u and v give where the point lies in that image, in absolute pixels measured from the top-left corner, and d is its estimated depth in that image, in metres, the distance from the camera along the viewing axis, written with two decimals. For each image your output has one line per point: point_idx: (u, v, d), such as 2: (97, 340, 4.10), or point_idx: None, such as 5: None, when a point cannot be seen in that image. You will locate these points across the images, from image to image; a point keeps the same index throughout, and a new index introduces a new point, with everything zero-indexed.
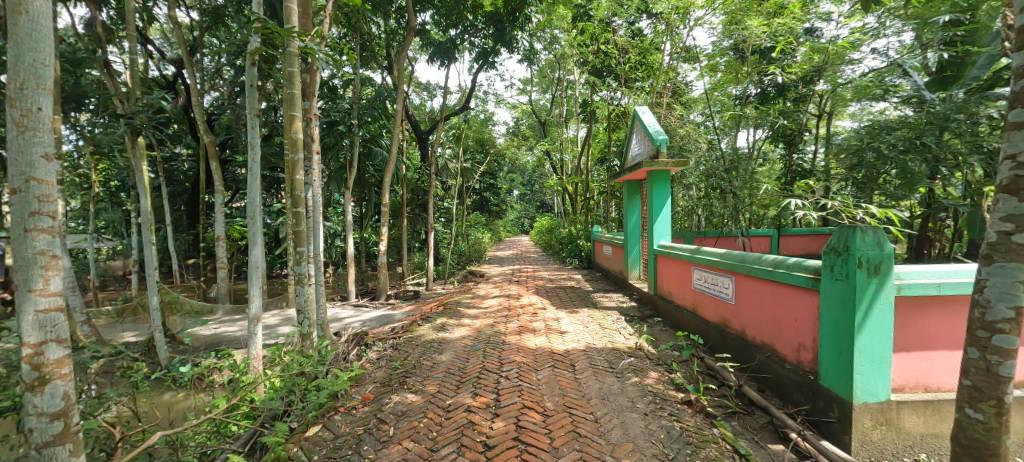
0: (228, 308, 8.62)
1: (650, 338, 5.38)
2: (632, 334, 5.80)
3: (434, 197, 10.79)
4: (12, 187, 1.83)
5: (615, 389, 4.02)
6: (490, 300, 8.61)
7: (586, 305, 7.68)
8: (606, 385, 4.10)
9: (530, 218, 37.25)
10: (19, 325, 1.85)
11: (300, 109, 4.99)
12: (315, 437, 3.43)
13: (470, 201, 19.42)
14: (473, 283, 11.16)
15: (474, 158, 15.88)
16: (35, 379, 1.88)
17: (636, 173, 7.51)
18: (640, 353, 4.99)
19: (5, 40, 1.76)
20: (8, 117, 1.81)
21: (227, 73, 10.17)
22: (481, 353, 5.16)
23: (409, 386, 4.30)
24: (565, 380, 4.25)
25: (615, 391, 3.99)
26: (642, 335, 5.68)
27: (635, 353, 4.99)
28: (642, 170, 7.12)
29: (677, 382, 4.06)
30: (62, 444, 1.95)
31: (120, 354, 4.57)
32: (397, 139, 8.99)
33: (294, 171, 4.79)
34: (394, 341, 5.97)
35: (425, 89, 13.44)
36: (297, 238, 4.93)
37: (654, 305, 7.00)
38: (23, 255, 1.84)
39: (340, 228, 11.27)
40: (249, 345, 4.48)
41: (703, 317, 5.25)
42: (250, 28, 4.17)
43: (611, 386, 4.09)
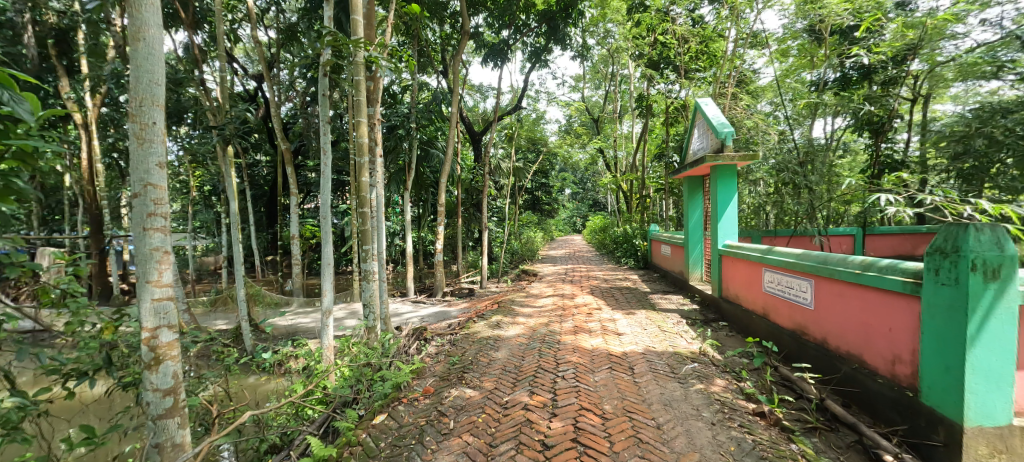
0: (302, 300, 9.33)
1: (716, 343, 5.10)
2: (695, 338, 5.53)
3: (488, 196, 10.95)
4: (133, 191, 2.10)
5: (678, 395, 3.86)
6: (545, 299, 8.59)
7: (644, 307, 7.42)
8: (668, 391, 3.94)
9: (582, 217, 36.72)
10: (139, 311, 2.12)
11: (366, 115, 5.23)
12: (382, 425, 3.61)
13: (523, 200, 19.50)
14: (527, 282, 11.20)
15: (526, 157, 15.90)
16: (152, 359, 2.15)
17: (699, 168, 7.13)
18: (705, 359, 4.74)
19: (127, 65, 2.04)
20: (130, 131, 2.07)
21: (300, 85, 11.00)
22: (536, 352, 5.15)
23: (467, 381, 4.40)
24: (624, 383, 4.14)
25: (678, 397, 3.82)
26: (706, 339, 5.39)
27: (699, 358, 4.75)
28: (705, 166, 6.76)
29: (747, 392, 3.82)
30: (172, 417, 2.22)
31: (214, 341, 5.09)
32: (452, 140, 9.22)
33: (360, 174, 5.06)
34: (451, 337, 6.15)
35: (478, 90, 13.67)
36: (363, 236, 5.20)
37: (719, 308, 6.62)
38: (141, 251, 2.12)
39: (399, 228, 11.79)
40: (322, 336, 4.80)
41: (777, 323, 4.88)
42: (322, 41, 4.47)
43: (673, 392, 3.93)
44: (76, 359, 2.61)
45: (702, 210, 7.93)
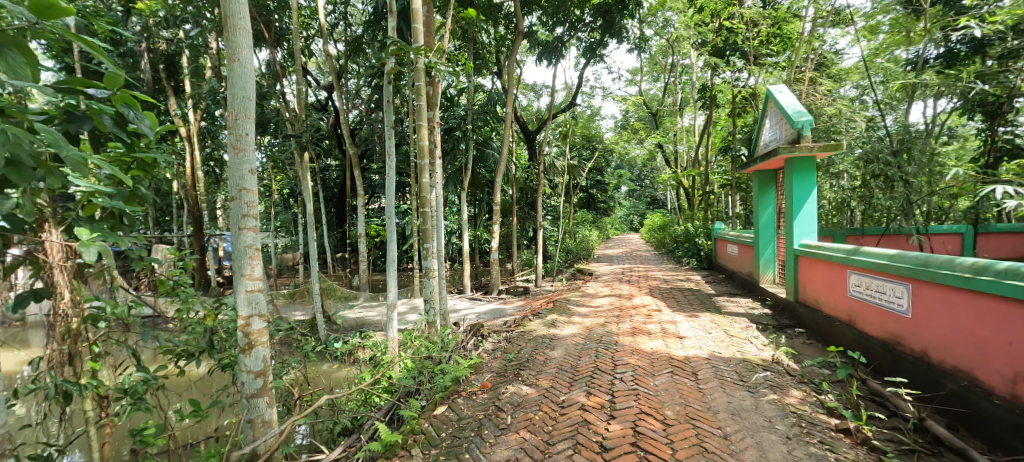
0: (367, 295, 9.92)
1: (791, 351, 4.76)
2: (766, 344, 5.19)
3: (542, 195, 10.95)
4: (231, 196, 2.37)
5: (748, 405, 3.65)
6: (602, 299, 8.46)
7: (709, 310, 7.07)
8: (737, 400, 3.74)
9: (640, 215, 35.58)
10: (236, 301, 2.39)
11: (426, 119, 5.43)
12: (443, 416, 3.77)
13: (578, 199, 19.29)
14: (583, 281, 11.08)
15: (582, 155, 15.68)
16: (246, 344, 2.41)
17: (771, 161, 6.66)
18: (778, 367, 4.44)
19: (225, 84, 2.30)
20: (228, 142, 2.34)
21: (365, 93, 11.67)
22: (593, 353, 5.11)
23: (524, 378, 4.46)
24: (687, 389, 3.99)
25: (749, 407, 3.61)
26: (780, 346, 5.05)
27: (772, 366, 4.46)
28: (779, 158, 6.30)
29: (829, 406, 3.52)
30: (262, 396, 2.49)
31: (293, 330, 5.56)
32: (507, 140, 9.32)
33: (422, 176, 5.28)
34: (507, 334, 6.25)
35: (533, 89, 13.69)
36: (424, 235, 5.43)
37: (794, 313, 6.17)
38: (237, 248, 2.38)
39: (456, 227, 12.16)
40: (387, 329, 5.09)
41: (864, 331, 4.47)
42: (387, 51, 4.72)
43: (742, 401, 3.72)
44: (186, 343, 2.99)
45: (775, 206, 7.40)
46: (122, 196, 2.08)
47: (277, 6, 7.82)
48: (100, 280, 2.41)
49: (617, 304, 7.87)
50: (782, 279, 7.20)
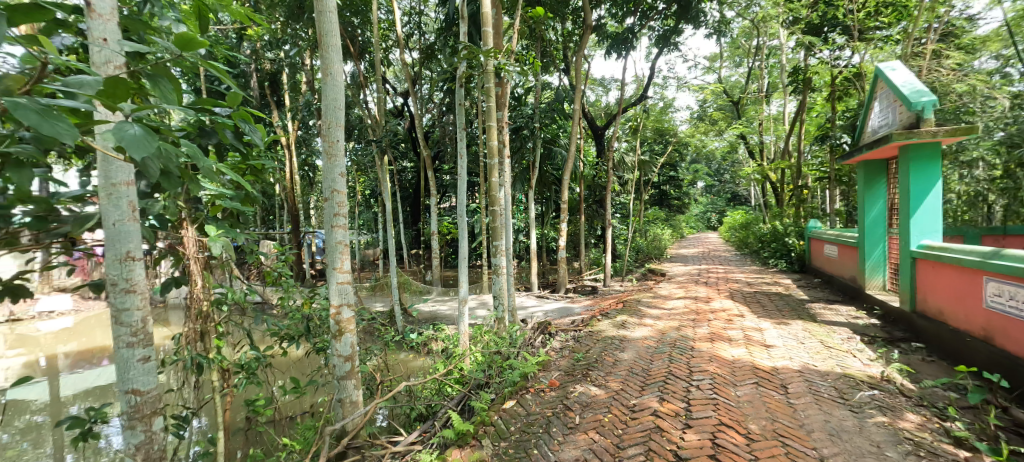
0: (440, 290, 10.40)
1: (906, 369, 4.21)
2: (872, 360, 4.65)
3: (612, 192, 10.68)
4: (325, 197, 2.64)
5: (849, 426, 3.30)
6: (676, 301, 8.11)
7: (801, 317, 6.47)
8: (835, 420, 3.41)
9: (719, 212, 33.24)
10: (329, 292, 2.66)
11: (496, 120, 5.53)
12: (511, 410, 3.87)
13: (649, 196, 18.54)
14: (655, 282, 10.66)
15: (654, 149, 15.03)
16: (337, 330, 2.68)
17: (882, 150, 5.92)
18: (888, 387, 3.96)
19: (321, 97, 2.56)
20: (323, 150, 2.61)
21: (438, 96, 12.18)
22: (666, 357, 4.93)
23: (593, 379, 4.43)
24: (775, 403, 3.70)
25: (851, 429, 3.27)
26: (890, 362, 4.49)
27: (881, 385, 3.99)
28: (892, 146, 5.58)
29: (955, 435, 3.07)
30: (350, 379, 2.75)
31: (374, 320, 6.02)
32: (575, 136, 9.21)
33: (492, 175, 5.41)
34: (575, 333, 6.23)
35: (601, 84, 13.37)
36: (494, 233, 5.57)
37: (911, 325, 5.44)
38: (331, 244, 2.65)
39: (523, 225, 12.29)
40: (459, 323, 5.31)
41: (1009, 350, 3.81)
42: (459, 55, 4.90)
43: (843, 421, 3.38)
44: (288, 328, 3.38)
45: (887, 202, 6.56)
46: (239, 199, 2.41)
47: (360, 21, 8.43)
48: (222, 272, 2.81)
49: (693, 307, 7.50)
50: (895, 285, 6.37)
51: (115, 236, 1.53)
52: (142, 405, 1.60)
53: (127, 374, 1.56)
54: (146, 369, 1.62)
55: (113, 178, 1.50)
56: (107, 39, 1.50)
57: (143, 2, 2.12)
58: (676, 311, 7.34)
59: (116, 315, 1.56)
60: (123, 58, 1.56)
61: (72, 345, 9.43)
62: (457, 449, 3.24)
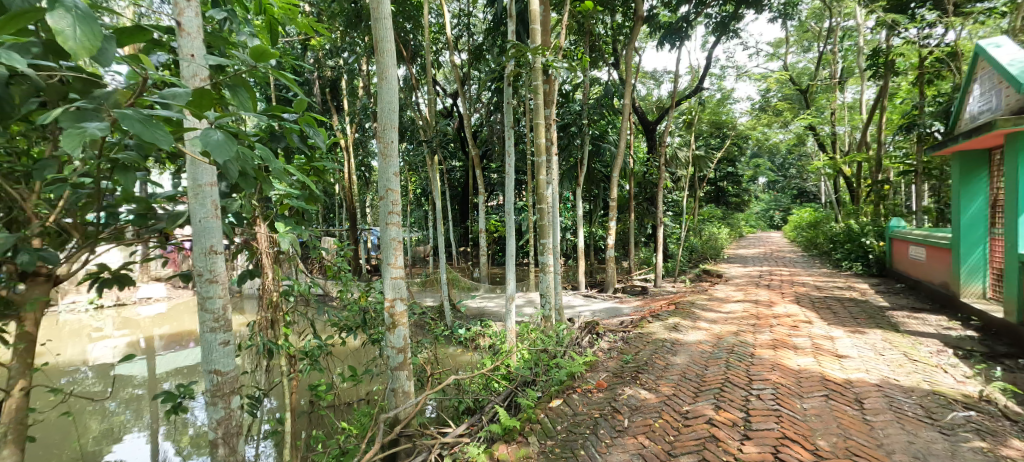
0: (487, 286, 10.58)
1: (1010, 389, 3.75)
2: (966, 377, 4.18)
3: (664, 189, 10.31)
4: (380, 195, 2.78)
5: (937, 450, 3.00)
6: (734, 304, 7.73)
7: (879, 326, 5.94)
8: (920, 442, 3.11)
9: (783, 210, 31.02)
10: (384, 286, 2.80)
11: (544, 117, 5.51)
12: (557, 409, 3.88)
13: (705, 193, 17.68)
14: (711, 283, 10.20)
15: (710, 143, 14.32)
16: (391, 323, 2.82)
17: (985, 138, 5.28)
18: (987, 408, 3.55)
19: (378, 101, 2.69)
20: (378, 150, 2.75)
21: (486, 96, 12.32)
22: (723, 363, 4.72)
23: (643, 382, 4.33)
24: (847, 419, 3.44)
25: (940, 453, 2.97)
26: (990, 381, 4.02)
27: (978, 406, 3.58)
28: (995, 134, 4.98)
29: None
30: (402, 370, 2.88)
31: (426, 314, 6.23)
32: (625, 132, 8.96)
33: (539, 173, 5.41)
34: (624, 335, 6.11)
35: (653, 77, 12.91)
36: (541, 231, 5.57)
37: (1016, 339, 4.82)
38: (385, 241, 2.79)
39: (571, 223, 12.19)
40: (506, 320, 5.37)
41: None
42: (508, 55, 4.94)
43: (930, 444, 3.08)
44: (347, 320, 3.61)
45: (991, 197, 5.84)
46: (304, 198, 2.60)
47: (413, 26, 8.71)
48: (290, 265, 3.04)
49: (752, 311, 7.10)
50: (999, 293, 5.68)
51: (200, 232, 1.70)
52: (222, 384, 1.77)
53: (210, 356, 1.74)
54: (226, 352, 1.79)
55: (198, 180, 1.67)
56: (193, 55, 1.67)
57: (223, 20, 2.34)
58: (735, 315, 7.00)
59: (202, 302, 1.74)
60: (207, 71, 1.73)
61: (164, 328, 10.57)
62: (503, 444, 3.30)
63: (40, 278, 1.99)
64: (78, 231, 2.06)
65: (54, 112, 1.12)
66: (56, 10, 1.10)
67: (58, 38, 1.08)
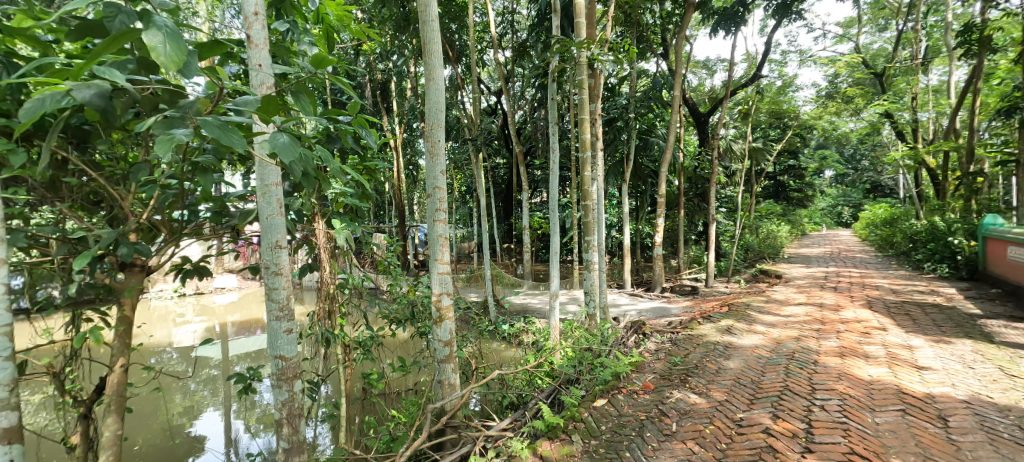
0: (531, 283, 10.62)
1: None
2: None
3: (716, 184, 9.85)
4: (428, 193, 2.88)
5: None
6: (795, 307, 7.27)
7: (967, 337, 5.36)
8: None
9: (853, 206, 28.55)
10: (432, 281, 2.91)
11: (589, 112, 5.42)
12: (602, 409, 3.84)
13: (763, 188, 16.68)
14: (769, 284, 9.63)
15: (768, 135, 13.47)
16: (438, 317, 2.93)
17: None
18: None
19: (426, 101, 2.78)
20: (426, 150, 2.84)
21: (530, 92, 12.29)
22: (781, 370, 4.47)
23: (692, 386, 4.20)
24: (928, 437, 3.15)
25: None
26: None
27: None
28: None
29: None
30: (448, 362, 2.97)
31: (471, 310, 6.36)
32: (674, 125, 8.62)
33: (584, 169, 5.34)
34: (672, 336, 5.93)
35: (705, 66, 12.31)
36: (586, 228, 5.50)
37: None
38: (433, 237, 2.89)
39: (617, 220, 11.94)
40: (550, 317, 5.37)
41: None
42: (553, 49, 4.91)
43: None
44: (397, 313, 3.77)
45: None
46: (358, 196, 2.74)
47: (458, 26, 8.85)
48: (345, 260, 3.22)
49: (816, 315, 6.65)
50: None
51: (267, 228, 1.85)
52: (286, 369, 1.91)
53: (276, 343, 1.89)
54: (290, 339, 1.93)
55: (266, 180, 1.80)
56: (261, 65, 1.81)
57: (286, 31, 2.51)
58: (795, 319, 6.59)
59: (269, 293, 1.89)
60: (273, 79, 1.87)
61: (235, 316, 11.50)
62: (547, 441, 3.32)
63: (136, 268, 2.23)
64: (165, 227, 2.29)
65: (149, 120, 1.27)
66: (150, 30, 1.24)
67: (151, 54, 1.22)
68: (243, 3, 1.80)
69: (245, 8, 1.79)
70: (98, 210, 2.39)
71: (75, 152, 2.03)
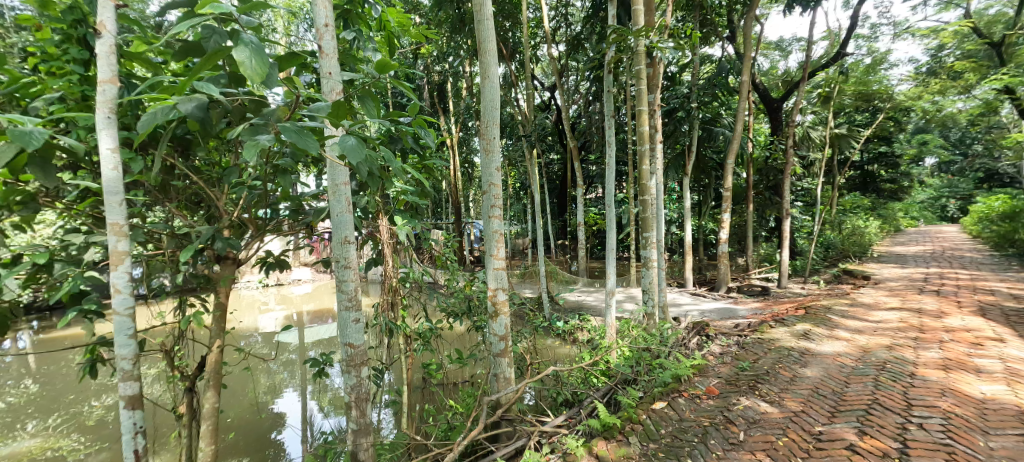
0: (586, 280, 10.49)
1: None
2: None
3: (791, 176, 9.10)
4: (483, 190, 2.96)
5: None
6: (885, 313, 6.56)
7: None
8: None
9: (960, 198, 25.09)
10: (488, 275, 2.99)
11: (647, 103, 5.23)
12: (662, 412, 3.72)
13: (846, 179, 15.18)
14: (853, 287, 8.76)
15: (854, 120, 12.21)
16: (493, 311, 3.00)
17: None
18: None
19: (482, 100, 2.85)
20: (481, 147, 2.91)
21: (585, 86, 12.08)
22: (868, 381, 4.08)
23: (762, 394, 3.95)
24: None
25: None
26: None
27: None
28: None
29: None
30: (503, 357, 3.04)
31: (526, 306, 6.40)
32: (742, 112, 8.07)
33: (642, 162, 5.17)
34: (739, 339, 5.61)
35: (778, 47, 11.39)
36: (644, 224, 5.33)
37: None
38: (489, 233, 2.97)
39: (677, 216, 11.47)
40: (606, 315, 5.28)
41: None
42: (609, 39, 4.79)
43: None
44: (455, 306, 3.91)
45: None
46: (418, 194, 2.87)
47: (512, 24, 8.89)
48: (407, 256, 3.39)
49: (912, 322, 5.97)
50: None
51: (338, 224, 2.00)
52: (355, 356, 2.06)
53: (346, 331, 2.04)
54: (358, 328, 2.07)
55: (336, 180, 1.95)
56: (331, 73, 1.95)
57: (353, 39, 2.68)
58: (885, 325, 5.96)
59: (340, 284, 2.05)
60: (341, 85, 2.01)
61: (309, 306, 12.46)
62: (602, 440, 3.28)
63: (229, 261, 2.50)
64: (252, 225, 2.54)
65: (239, 129, 1.43)
66: (240, 47, 1.39)
67: (241, 69, 1.37)
68: (315, 17, 1.95)
69: (317, 21, 1.93)
70: (198, 210, 2.69)
71: (180, 159, 2.31)
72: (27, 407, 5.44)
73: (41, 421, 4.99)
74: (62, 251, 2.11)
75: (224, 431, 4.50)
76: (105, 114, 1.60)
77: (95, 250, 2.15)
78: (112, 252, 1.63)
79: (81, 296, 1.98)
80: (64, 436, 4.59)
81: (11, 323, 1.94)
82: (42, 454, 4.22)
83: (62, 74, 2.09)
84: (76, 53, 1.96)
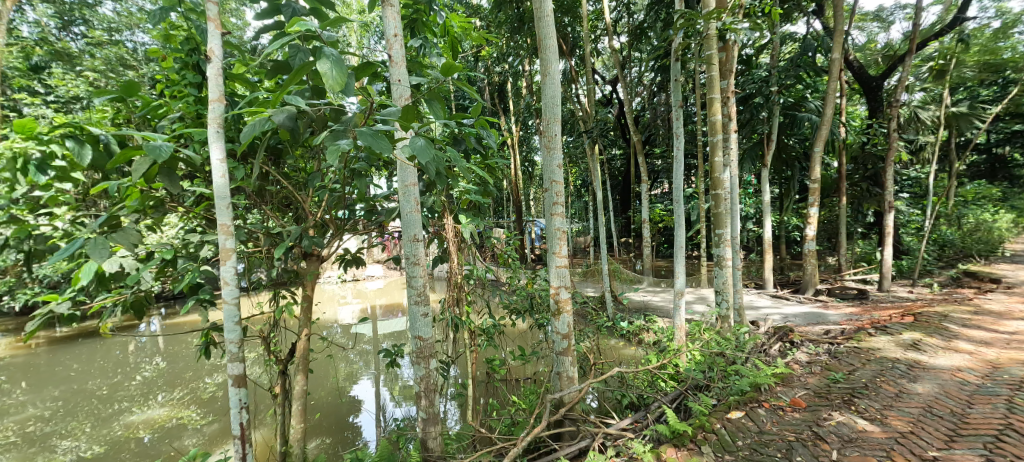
0: (652, 280, 10.12)
1: None
2: None
3: (892, 164, 8.08)
4: (546, 187, 2.98)
5: None
6: (1021, 324, 5.60)
7: None
8: None
9: None
10: (550, 273, 3.02)
11: (719, 90, 4.90)
12: (738, 422, 3.50)
13: (966, 165, 13.13)
14: (976, 292, 7.58)
15: (977, 95, 10.54)
16: (556, 308, 3.02)
17: None
18: None
19: (542, 94, 2.84)
20: (543, 144, 2.93)
21: (648, 77, 11.63)
22: (996, 403, 3.53)
23: (859, 410, 3.57)
24: None
25: None
26: None
27: None
28: None
29: None
30: (566, 356, 3.04)
31: (587, 304, 6.35)
32: (832, 95, 7.30)
33: (714, 153, 4.87)
34: (829, 347, 5.11)
35: (876, 19, 10.15)
36: (717, 220, 5.01)
37: None
38: (551, 230, 2.99)
39: (753, 211, 10.67)
40: (674, 316, 5.06)
41: None
42: (679, 25, 4.54)
43: None
44: (517, 304, 3.97)
45: None
46: (480, 192, 2.95)
47: (571, 18, 8.79)
48: (472, 254, 3.49)
49: None
50: None
51: (407, 223, 2.12)
52: (423, 348, 2.18)
53: (415, 325, 2.17)
54: (426, 322, 2.18)
55: (405, 181, 2.08)
56: (400, 80, 2.06)
57: (419, 46, 2.82)
58: (1019, 337, 5.11)
59: (409, 280, 2.18)
60: (410, 90, 2.13)
61: (382, 300, 13.27)
62: (672, 447, 3.13)
63: (314, 258, 2.75)
64: (332, 224, 2.79)
65: (322, 135, 1.57)
66: (323, 60, 1.53)
67: (323, 80, 1.52)
68: (386, 29, 2.08)
69: (387, 32, 2.07)
70: (288, 212, 2.98)
71: (273, 166, 2.58)
72: (156, 380, 6.36)
73: (168, 393, 5.81)
74: (184, 248, 2.45)
75: (312, 411, 4.97)
76: (215, 129, 1.84)
77: (209, 249, 2.46)
78: (222, 249, 1.87)
79: (198, 287, 2.29)
80: (185, 407, 5.29)
81: (146, 309, 2.28)
82: (169, 422, 4.91)
83: (181, 96, 2.42)
84: (191, 77, 2.27)
